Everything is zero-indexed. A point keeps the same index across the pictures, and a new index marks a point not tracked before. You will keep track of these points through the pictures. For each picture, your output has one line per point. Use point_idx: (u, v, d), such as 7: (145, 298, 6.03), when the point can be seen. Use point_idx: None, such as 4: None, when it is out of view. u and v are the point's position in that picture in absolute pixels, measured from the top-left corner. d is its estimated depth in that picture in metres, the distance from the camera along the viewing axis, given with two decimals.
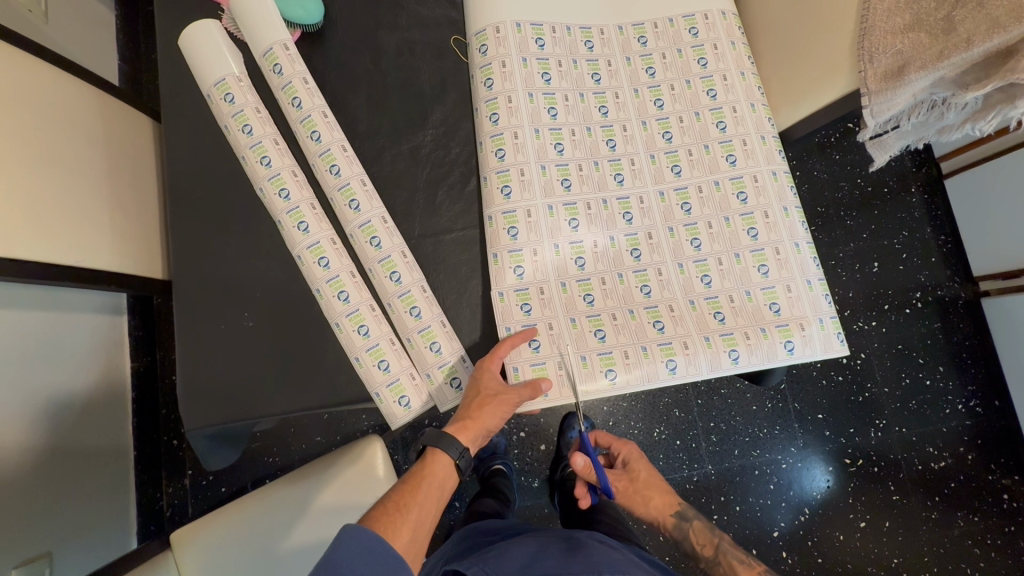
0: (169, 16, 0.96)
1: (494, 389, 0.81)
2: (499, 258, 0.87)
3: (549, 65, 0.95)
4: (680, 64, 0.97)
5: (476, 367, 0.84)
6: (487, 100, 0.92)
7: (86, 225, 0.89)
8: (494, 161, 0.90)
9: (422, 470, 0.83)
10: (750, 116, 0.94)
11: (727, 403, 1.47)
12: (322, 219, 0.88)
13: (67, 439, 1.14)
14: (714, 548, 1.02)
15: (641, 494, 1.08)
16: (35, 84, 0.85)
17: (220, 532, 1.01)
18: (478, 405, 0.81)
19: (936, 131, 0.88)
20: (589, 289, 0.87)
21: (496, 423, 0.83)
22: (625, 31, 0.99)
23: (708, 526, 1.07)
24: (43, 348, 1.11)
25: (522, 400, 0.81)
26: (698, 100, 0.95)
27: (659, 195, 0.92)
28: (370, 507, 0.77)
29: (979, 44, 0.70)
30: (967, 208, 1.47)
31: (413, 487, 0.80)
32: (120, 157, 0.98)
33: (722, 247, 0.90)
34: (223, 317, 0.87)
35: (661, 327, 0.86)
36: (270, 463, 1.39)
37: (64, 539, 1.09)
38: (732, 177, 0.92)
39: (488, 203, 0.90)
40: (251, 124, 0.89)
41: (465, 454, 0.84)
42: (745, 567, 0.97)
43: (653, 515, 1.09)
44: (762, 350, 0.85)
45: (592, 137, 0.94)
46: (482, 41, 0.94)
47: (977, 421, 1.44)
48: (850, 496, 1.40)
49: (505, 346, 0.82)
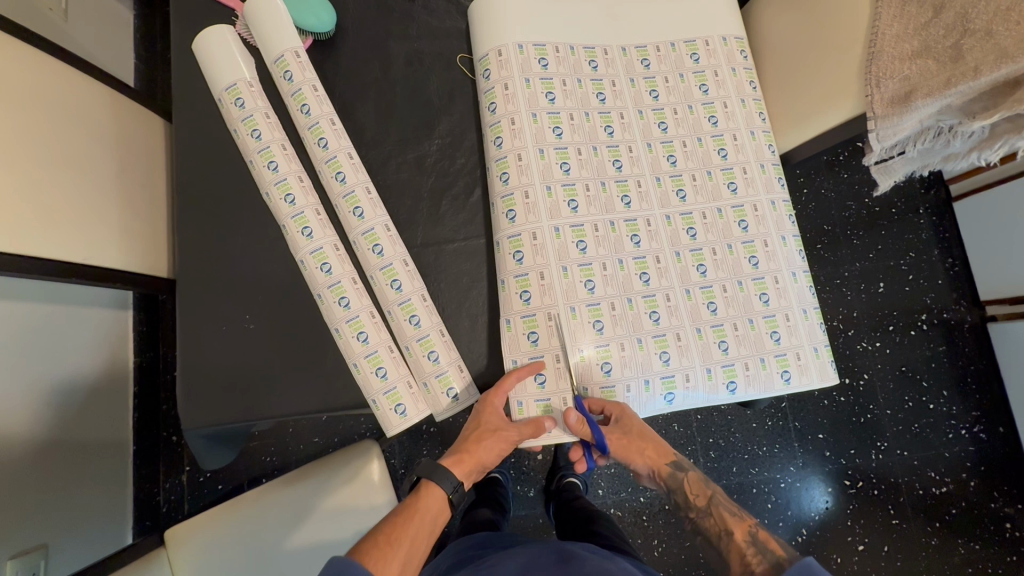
0: (182, 21, 0.98)
1: (493, 425, 0.85)
2: (507, 284, 0.87)
3: (554, 85, 0.95)
4: (682, 89, 0.98)
5: (480, 399, 0.85)
6: (492, 124, 0.93)
7: (95, 222, 0.90)
8: (501, 185, 0.91)
9: (414, 505, 0.82)
10: (750, 144, 0.95)
11: (726, 419, 1.46)
12: (325, 225, 0.89)
13: (67, 431, 1.15)
14: (707, 499, 0.92)
15: (636, 446, 0.96)
16: (52, 84, 0.86)
17: (215, 532, 1.01)
18: (476, 438, 0.86)
19: (941, 158, 0.87)
20: (599, 314, 0.87)
21: (493, 457, 0.86)
22: (628, 53, 0.99)
23: (706, 478, 0.97)
24: (44, 341, 1.11)
25: (523, 438, 0.84)
26: (701, 126, 0.96)
27: (665, 219, 0.92)
28: (360, 538, 0.75)
29: (985, 73, 0.69)
30: (974, 231, 1.46)
31: (405, 520, 0.79)
32: (130, 158, 0.99)
33: (726, 274, 0.90)
34: (226, 318, 0.88)
35: (668, 359, 0.87)
36: (267, 463, 1.39)
37: (62, 531, 1.11)
38: (734, 205, 0.93)
39: (495, 227, 0.91)
40: (259, 130, 0.90)
41: (459, 489, 0.86)
42: (736, 521, 0.86)
43: (648, 465, 0.98)
44: (760, 380, 0.87)
45: (598, 156, 0.94)
46: (486, 66, 0.95)
47: (980, 446, 1.43)
48: (849, 518, 1.39)
49: (509, 381, 0.82)
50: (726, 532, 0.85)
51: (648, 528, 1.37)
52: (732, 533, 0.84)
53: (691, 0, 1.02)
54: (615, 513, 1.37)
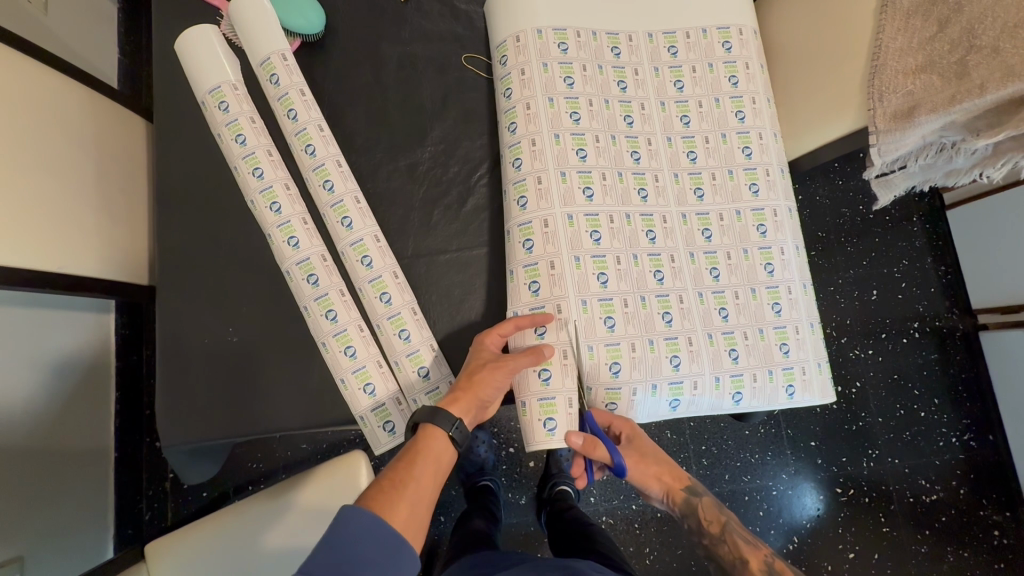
0: (166, 20, 0.94)
1: (489, 360, 0.79)
2: (515, 274, 0.86)
3: (573, 70, 0.92)
4: (710, 80, 0.95)
5: (474, 343, 0.82)
6: (506, 110, 0.91)
7: (73, 228, 0.87)
8: (512, 170, 0.89)
9: (415, 440, 0.76)
10: (774, 145, 0.93)
11: (719, 427, 1.46)
12: (313, 235, 0.86)
13: (45, 440, 1.11)
14: (721, 525, 0.99)
15: (652, 471, 1.06)
16: (31, 84, 0.83)
17: (198, 545, 0.98)
18: (472, 375, 0.78)
19: (943, 173, 0.87)
20: (611, 311, 0.85)
21: (493, 393, 0.79)
22: (654, 39, 0.97)
23: (719, 504, 1.04)
24: (20, 349, 1.07)
25: (522, 366, 0.80)
26: (726, 121, 0.94)
27: (681, 218, 0.91)
28: (367, 486, 0.70)
29: (992, 90, 0.68)
30: (967, 239, 1.46)
31: (408, 462, 0.73)
32: (108, 160, 0.96)
33: (740, 280, 0.89)
34: (208, 329, 0.85)
35: (678, 364, 0.85)
36: (253, 470, 1.35)
37: (39, 542, 1.07)
38: (754, 208, 0.91)
39: (507, 214, 0.89)
40: (244, 134, 0.87)
41: (460, 427, 0.76)
42: (750, 548, 0.94)
43: (663, 489, 1.06)
44: (765, 393, 0.86)
45: (616, 146, 0.92)
46: (503, 52, 0.93)
47: (971, 455, 1.43)
48: (840, 526, 1.39)
49: (507, 324, 0.80)
50: (739, 561, 0.92)
51: (640, 536, 1.35)
52: (745, 561, 0.91)
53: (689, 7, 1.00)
54: (607, 520, 1.35)
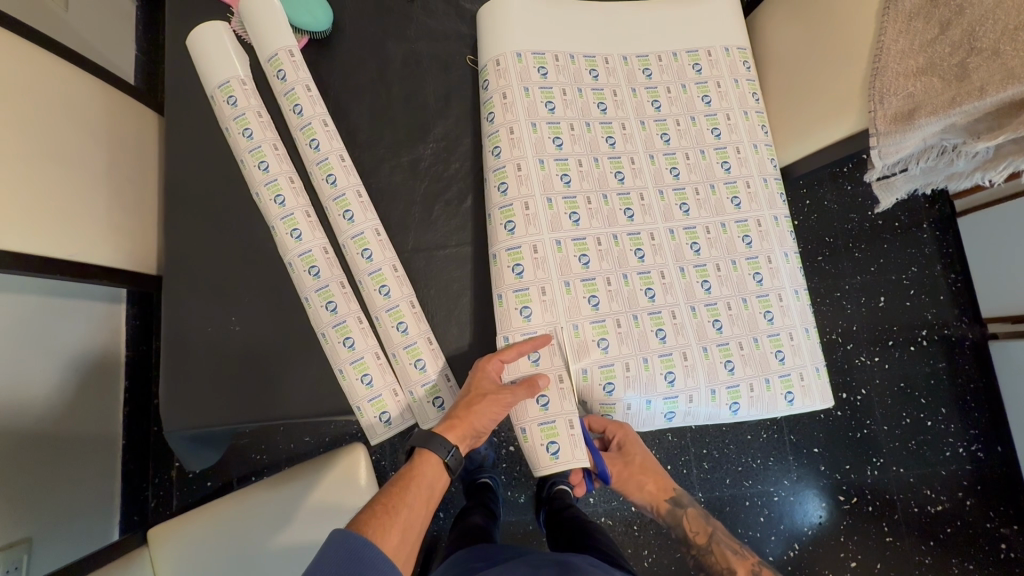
0: (178, 17, 0.97)
1: (487, 390, 0.80)
2: (504, 299, 0.85)
3: (553, 94, 0.93)
4: (684, 100, 0.97)
5: (474, 366, 0.83)
6: (489, 133, 0.91)
7: (85, 216, 0.89)
8: (498, 196, 0.89)
9: (410, 466, 0.78)
10: (753, 157, 0.95)
11: (722, 431, 1.45)
12: (315, 227, 0.88)
13: (56, 424, 1.14)
14: (707, 536, 1.00)
15: (636, 477, 1.04)
16: (46, 76, 0.85)
17: (197, 533, 0.99)
18: (469, 403, 0.79)
19: (944, 176, 0.87)
20: (604, 333, 0.86)
21: (487, 423, 0.80)
22: (629, 62, 0.98)
23: (704, 514, 1.05)
24: (35, 334, 1.10)
25: (518, 400, 0.81)
26: (704, 139, 0.95)
27: (669, 233, 0.91)
28: (357, 512, 0.72)
29: (992, 94, 0.67)
30: (977, 247, 1.44)
31: (400, 488, 0.75)
32: (120, 151, 0.98)
33: (730, 291, 0.90)
34: (212, 318, 0.86)
35: (672, 380, 0.86)
36: (257, 461, 1.37)
37: (48, 524, 1.10)
38: (737, 220, 0.93)
39: (493, 239, 0.88)
40: (251, 129, 0.89)
41: (454, 454, 0.78)
42: (738, 559, 0.95)
43: (646, 498, 1.06)
44: (763, 402, 0.87)
45: (599, 168, 0.92)
46: (485, 76, 0.94)
47: (978, 466, 1.41)
48: (842, 534, 1.37)
49: (508, 352, 0.81)
50: (727, 568, 0.94)
51: (639, 539, 1.35)
52: (733, 569, 0.93)
53: (691, 10, 1.00)
54: (606, 521, 1.35)
